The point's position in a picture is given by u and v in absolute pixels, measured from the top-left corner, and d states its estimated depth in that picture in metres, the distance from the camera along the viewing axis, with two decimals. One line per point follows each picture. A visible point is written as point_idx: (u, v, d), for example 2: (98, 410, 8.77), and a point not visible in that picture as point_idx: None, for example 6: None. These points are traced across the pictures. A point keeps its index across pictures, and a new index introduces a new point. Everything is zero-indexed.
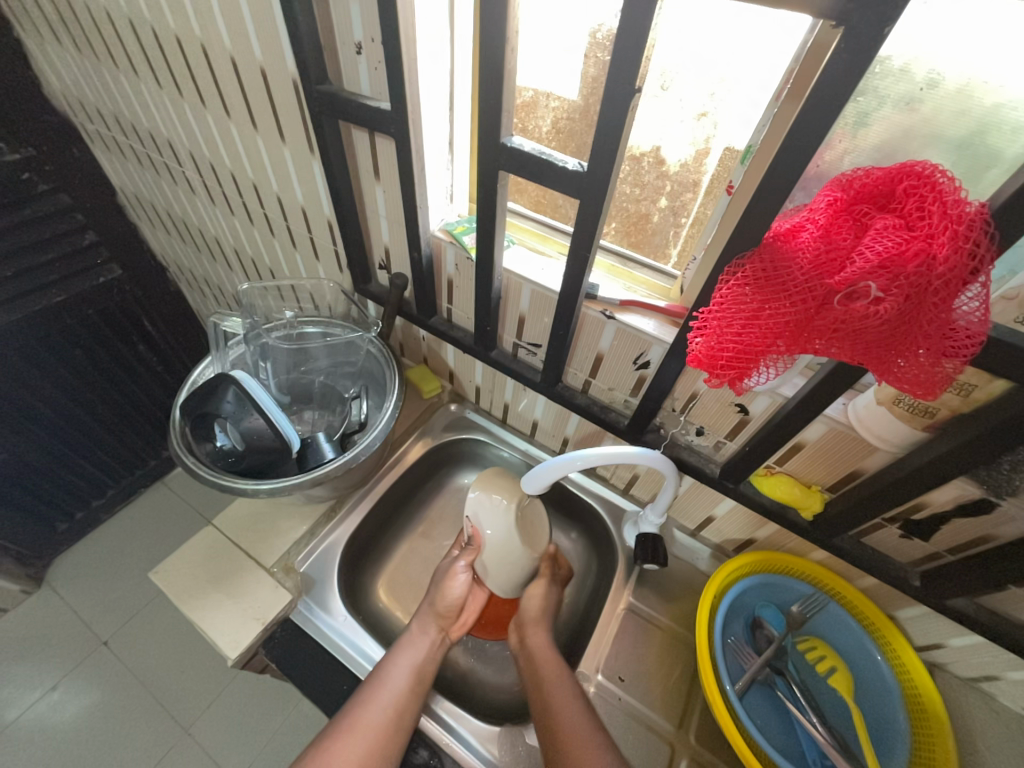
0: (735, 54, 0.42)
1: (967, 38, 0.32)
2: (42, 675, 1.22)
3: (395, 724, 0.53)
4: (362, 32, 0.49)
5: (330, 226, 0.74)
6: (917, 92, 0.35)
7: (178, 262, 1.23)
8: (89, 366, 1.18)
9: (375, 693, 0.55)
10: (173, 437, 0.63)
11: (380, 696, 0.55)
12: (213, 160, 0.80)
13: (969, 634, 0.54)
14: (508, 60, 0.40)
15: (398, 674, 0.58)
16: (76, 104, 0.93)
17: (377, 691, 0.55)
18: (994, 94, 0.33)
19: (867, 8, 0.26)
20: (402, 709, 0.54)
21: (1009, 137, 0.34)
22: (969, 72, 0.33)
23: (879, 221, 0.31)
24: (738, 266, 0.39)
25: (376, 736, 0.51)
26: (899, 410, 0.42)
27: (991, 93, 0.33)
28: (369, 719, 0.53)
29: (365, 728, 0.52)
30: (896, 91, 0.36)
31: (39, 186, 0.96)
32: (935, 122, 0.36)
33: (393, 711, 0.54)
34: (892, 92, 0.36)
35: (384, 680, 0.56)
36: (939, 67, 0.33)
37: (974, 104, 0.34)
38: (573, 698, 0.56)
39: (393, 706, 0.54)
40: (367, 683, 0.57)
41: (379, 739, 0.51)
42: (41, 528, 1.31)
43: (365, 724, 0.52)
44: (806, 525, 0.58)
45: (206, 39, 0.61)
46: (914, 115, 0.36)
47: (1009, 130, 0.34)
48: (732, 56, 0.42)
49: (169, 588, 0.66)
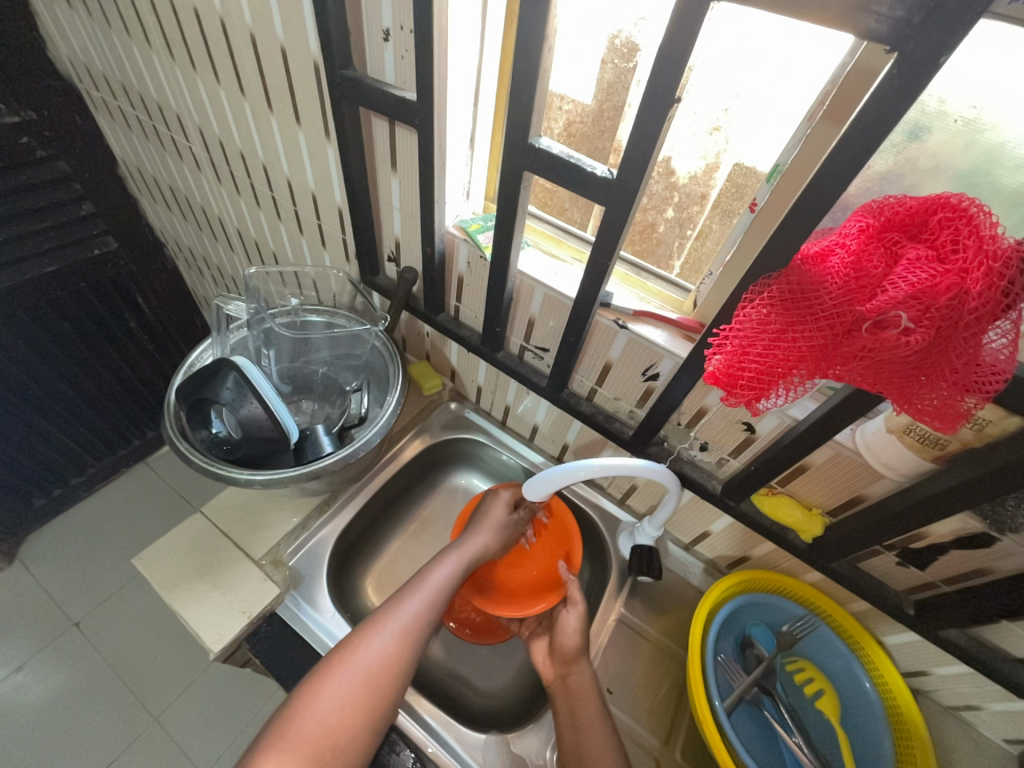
0: (756, 72, 0.41)
1: (985, 75, 0.32)
2: (7, 655, 1.18)
3: (427, 621, 0.55)
4: (391, 19, 0.47)
5: (341, 213, 0.72)
6: (926, 123, 0.35)
7: (177, 239, 1.20)
8: (78, 339, 1.14)
9: (416, 592, 0.57)
10: (167, 420, 0.60)
11: (416, 600, 0.56)
12: (223, 136, 0.78)
13: (955, 664, 0.55)
14: (544, 60, 0.39)
15: (438, 579, 0.59)
16: (82, 69, 0.90)
17: (413, 596, 0.56)
18: (998, 132, 0.33)
19: (927, 33, 0.26)
20: (433, 611, 0.56)
21: (1011, 172, 0.34)
22: (982, 106, 0.33)
23: (912, 252, 0.31)
24: (764, 286, 0.38)
25: (407, 634, 0.53)
26: (908, 440, 0.42)
27: (995, 131, 0.33)
28: (409, 614, 0.55)
29: (396, 626, 0.53)
30: (908, 120, 0.35)
31: (37, 151, 0.93)
32: (946, 155, 0.36)
33: (432, 609, 0.56)
34: (905, 122, 0.36)
35: (423, 583, 0.58)
36: (949, 99, 0.34)
37: (981, 140, 0.34)
38: (607, 747, 0.52)
39: (430, 606, 0.56)
40: (402, 589, 0.58)
41: (410, 636, 0.53)
42: (16, 503, 1.27)
43: (404, 620, 0.54)
44: (805, 547, 0.57)
45: (226, 13, 0.59)
46: (918, 148, 0.36)
47: (1012, 166, 0.34)
48: (752, 73, 0.41)
49: (152, 574, 0.64)
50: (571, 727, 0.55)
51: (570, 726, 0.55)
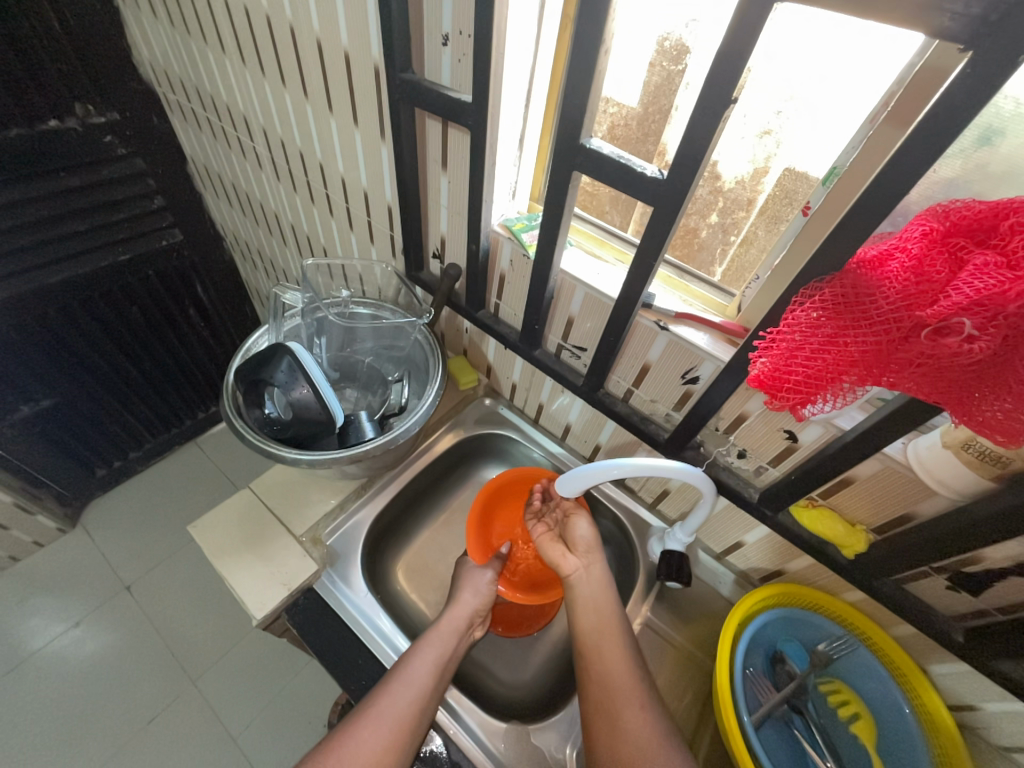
0: (814, 73, 0.40)
1: None
2: (66, 611, 1.28)
3: (418, 716, 0.53)
4: (451, 25, 0.50)
5: (390, 210, 0.75)
6: (999, 127, 0.34)
7: (235, 233, 1.28)
8: (143, 322, 1.23)
9: (401, 684, 0.55)
10: (225, 398, 0.65)
11: (401, 690, 0.54)
12: (284, 136, 0.83)
13: (1010, 700, 0.51)
14: (600, 62, 0.40)
15: (423, 664, 0.57)
16: (162, 74, 0.97)
17: (399, 685, 0.55)
18: None
19: (1003, 30, 0.25)
20: (421, 703, 0.54)
21: None
22: None
23: (979, 258, 0.30)
24: (816, 289, 0.38)
25: (397, 730, 0.51)
26: (965, 456, 0.40)
27: None
28: (391, 712, 0.52)
29: (386, 722, 0.52)
30: (979, 124, 0.34)
31: (118, 149, 1.01)
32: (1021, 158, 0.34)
33: (421, 700, 0.54)
34: (977, 126, 0.34)
35: (407, 674, 0.56)
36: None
37: None
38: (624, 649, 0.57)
39: (420, 697, 0.54)
40: (386, 677, 0.56)
41: (401, 730, 0.51)
42: (81, 471, 1.38)
43: (390, 715, 0.52)
44: (845, 563, 0.55)
45: (296, 20, 0.63)
46: (989, 154, 0.35)
47: None
48: (810, 74, 0.41)
49: (204, 542, 0.69)
50: (595, 616, 0.60)
51: (594, 621, 0.60)
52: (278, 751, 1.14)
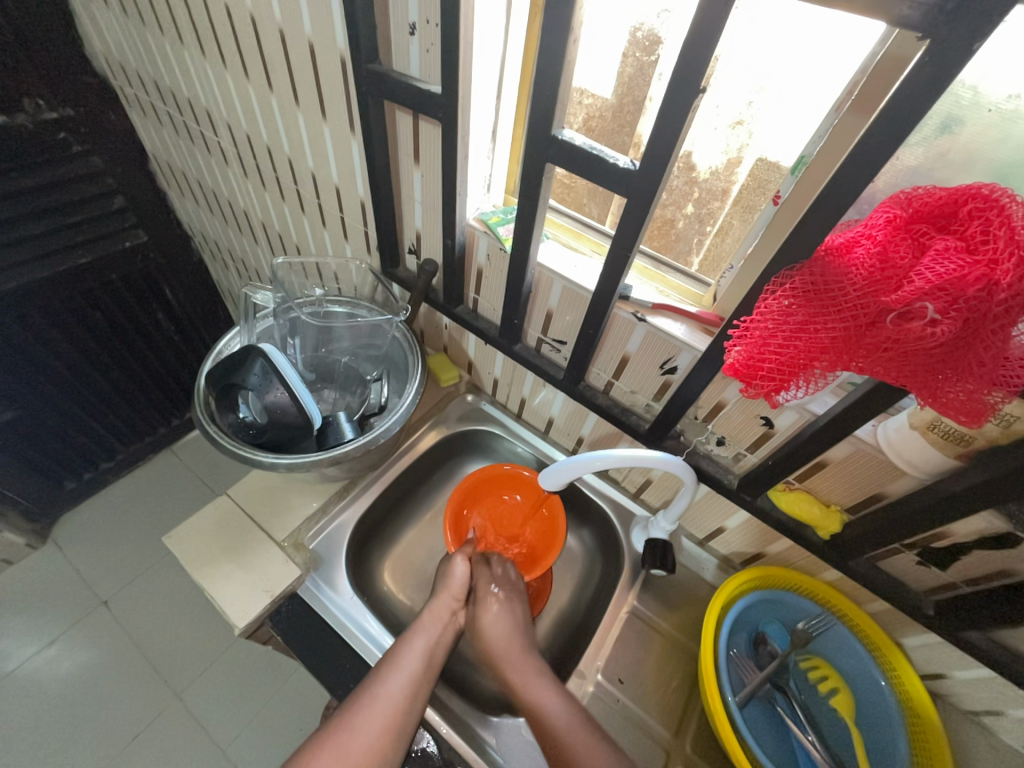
0: (782, 65, 0.41)
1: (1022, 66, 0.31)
2: (40, 630, 1.24)
3: (411, 702, 0.53)
4: (417, 15, 0.48)
5: (363, 206, 0.74)
6: (960, 115, 0.34)
7: (203, 232, 1.24)
8: (109, 328, 1.19)
9: (394, 669, 0.55)
10: (197, 404, 0.63)
11: (395, 674, 0.54)
12: (250, 131, 0.80)
13: (977, 667, 0.54)
14: (569, 51, 0.39)
15: (414, 650, 0.57)
16: (117, 66, 0.93)
17: (391, 670, 0.55)
18: None
19: (959, 19, 0.25)
20: (415, 688, 0.54)
21: None
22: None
23: (941, 243, 0.30)
24: (786, 277, 0.38)
25: (393, 712, 0.51)
26: (933, 435, 0.42)
27: None
28: (386, 697, 0.52)
29: (381, 706, 0.51)
30: (941, 112, 0.35)
31: (73, 146, 0.97)
32: (982, 144, 0.35)
33: (411, 685, 0.54)
34: (939, 114, 0.35)
35: (398, 661, 0.56)
36: (984, 88, 0.33)
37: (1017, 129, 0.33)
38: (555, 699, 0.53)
39: (412, 682, 0.54)
40: (378, 666, 0.56)
41: (396, 712, 0.51)
42: (49, 484, 1.32)
43: (385, 698, 0.52)
44: (822, 545, 0.57)
45: (256, 10, 0.60)
46: (950, 141, 0.36)
47: None
48: (778, 66, 0.41)
49: (180, 553, 0.67)
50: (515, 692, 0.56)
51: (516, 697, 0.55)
52: (269, 759, 1.13)
